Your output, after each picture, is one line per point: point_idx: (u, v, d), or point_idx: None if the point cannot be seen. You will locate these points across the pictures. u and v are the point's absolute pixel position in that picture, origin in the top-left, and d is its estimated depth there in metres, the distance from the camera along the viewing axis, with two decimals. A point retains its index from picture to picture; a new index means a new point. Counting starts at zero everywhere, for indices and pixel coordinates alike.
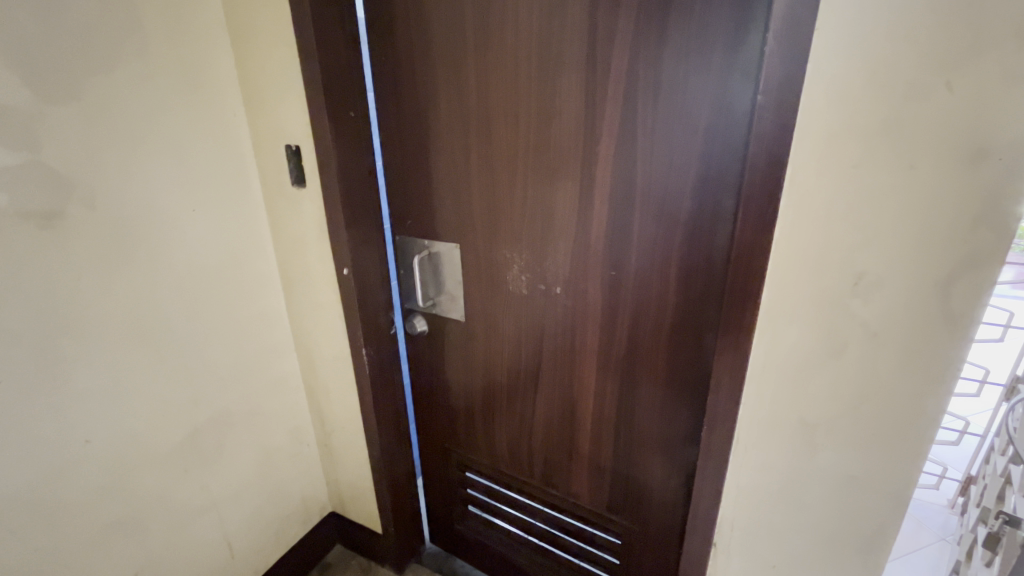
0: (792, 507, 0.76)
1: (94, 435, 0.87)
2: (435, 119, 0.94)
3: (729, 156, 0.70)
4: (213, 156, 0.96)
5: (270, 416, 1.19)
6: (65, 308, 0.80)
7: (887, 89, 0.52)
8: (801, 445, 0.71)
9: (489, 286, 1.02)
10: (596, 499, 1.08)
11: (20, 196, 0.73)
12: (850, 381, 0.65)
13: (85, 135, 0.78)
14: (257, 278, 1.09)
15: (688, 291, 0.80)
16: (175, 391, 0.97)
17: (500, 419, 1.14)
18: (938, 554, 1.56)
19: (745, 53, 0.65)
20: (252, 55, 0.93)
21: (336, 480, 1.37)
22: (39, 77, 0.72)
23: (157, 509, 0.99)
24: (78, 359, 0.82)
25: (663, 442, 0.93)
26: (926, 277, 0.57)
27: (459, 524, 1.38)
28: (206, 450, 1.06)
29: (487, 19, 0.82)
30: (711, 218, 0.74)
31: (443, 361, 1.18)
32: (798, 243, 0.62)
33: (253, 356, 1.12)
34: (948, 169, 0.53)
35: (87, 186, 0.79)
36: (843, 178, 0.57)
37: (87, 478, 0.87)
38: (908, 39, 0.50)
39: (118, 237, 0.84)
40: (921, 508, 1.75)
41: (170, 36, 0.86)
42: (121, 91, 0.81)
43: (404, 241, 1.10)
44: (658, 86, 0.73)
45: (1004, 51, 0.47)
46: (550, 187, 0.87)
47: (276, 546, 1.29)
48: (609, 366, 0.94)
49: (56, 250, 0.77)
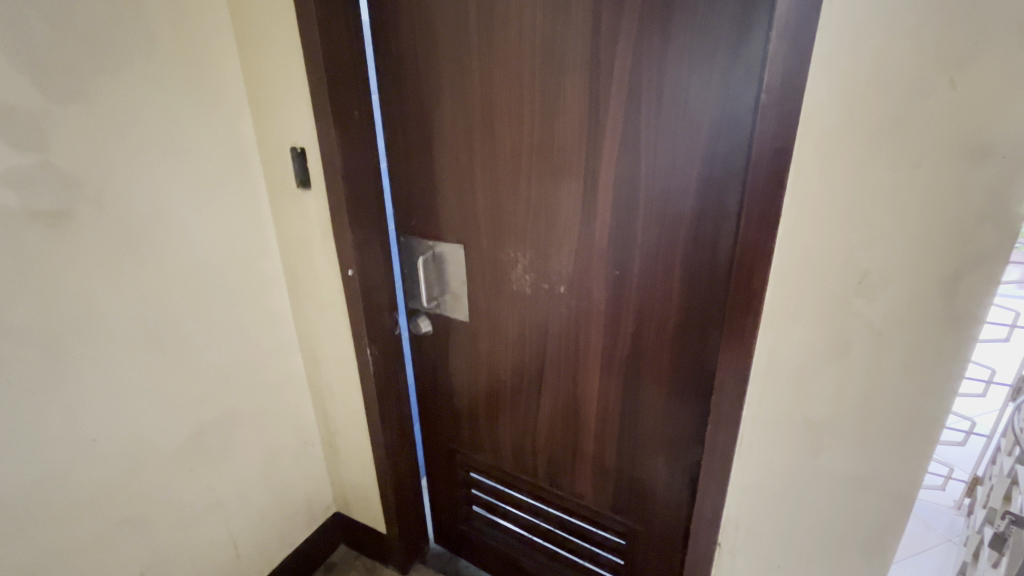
0: (797, 507, 0.76)
1: (102, 434, 0.87)
2: (440, 120, 0.95)
3: (733, 155, 0.71)
4: (220, 158, 0.97)
5: (276, 415, 1.20)
6: (73, 308, 0.81)
7: (889, 88, 0.53)
8: (805, 444, 0.71)
9: (494, 285, 1.02)
10: (600, 498, 1.08)
11: (30, 197, 0.74)
12: (853, 380, 0.65)
13: (93, 137, 0.79)
14: (262, 279, 1.10)
15: (692, 290, 0.80)
16: (182, 391, 0.98)
17: (504, 419, 1.14)
18: (945, 555, 1.55)
19: (749, 52, 0.66)
20: (258, 57, 0.94)
21: (341, 479, 1.38)
22: (49, 80, 0.73)
23: (163, 507, 0.99)
24: (86, 359, 0.83)
25: (668, 442, 0.93)
26: (930, 275, 0.57)
27: (463, 524, 1.38)
28: (212, 450, 1.06)
29: (491, 20, 0.82)
30: (715, 217, 0.75)
31: (447, 361, 1.18)
32: (801, 242, 0.62)
33: (258, 357, 1.12)
34: (951, 167, 0.53)
35: (95, 187, 0.80)
36: (846, 176, 0.57)
37: (94, 477, 0.88)
38: (910, 38, 0.50)
39: (126, 238, 0.85)
40: (927, 509, 1.74)
41: (178, 39, 0.87)
42: (129, 94, 0.82)
43: (408, 241, 1.10)
44: (662, 85, 0.73)
45: (1008, 49, 0.48)
46: (554, 187, 0.88)
47: (281, 546, 1.29)
48: (614, 365, 0.94)
49: (65, 251, 0.78)
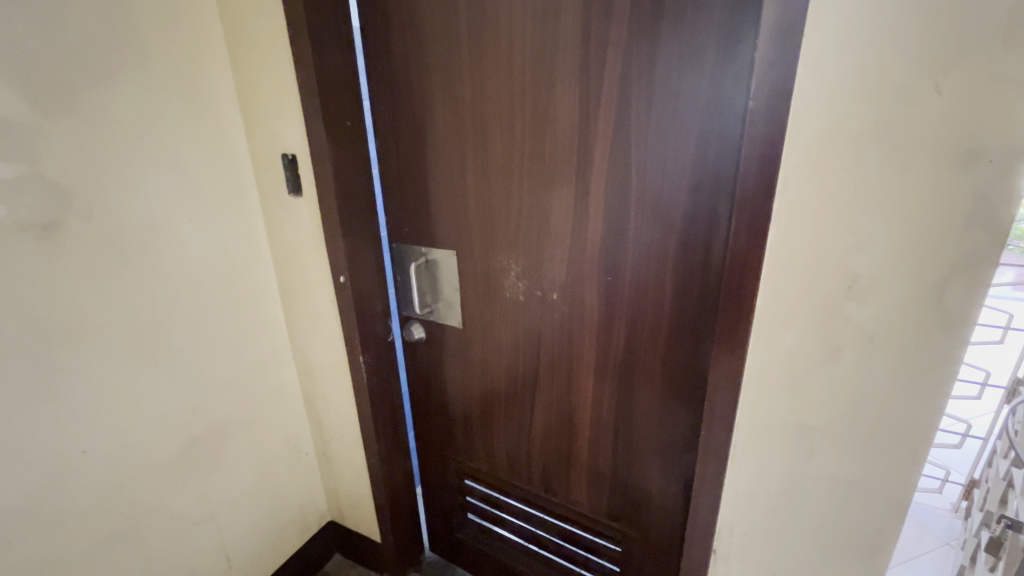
0: (791, 513, 0.75)
1: (91, 445, 0.86)
2: (431, 128, 0.95)
3: (724, 161, 0.70)
4: (210, 166, 0.96)
5: (269, 424, 1.19)
6: (62, 319, 0.80)
7: (878, 94, 0.53)
8: (800, 450, 0.71)
9: (487, 292, 1.02)
10: (595, 505, 1.07)
11: (17, 209, 0.73)
12: (847, 385, 0.65)
13: (82, 147, 0.79)
14: (254, 287, 1.09)
15: (684, 296, 0.80)
16: (173, 401, 0.97)
17: (499, 426, 1.14)
18: (942, 559, 1.54)
19: (738, 59, 0.66)
20: (249, 65, 0.94)
21: (335, 488, 1.36)
22: (37, 90, 0.73)
23: (154, 519, 0.98)
24: (75, 370, 0.82)
25: (662, 449, 0.92)
26: (922, 279, 0.57)
27: (459, 533, 1.37)
28: (204, 460, 1.05)
29: (481, 26, 0.83)
30: (706, 222, 0.74)
31: (441, 368, 1.17)
32: (793, 246, 0.61)
33: (250, 366, 1.11)
34: (941, 170, 0.53)
35: (85, 197, 0.80)
36: (835, 181, 0.57)
37: (83, 488, 0.86)
38: (896, 43, 0.51)
39: (116, 248, 0.84)
40: (923, 512, 1.74)
41: (168, 48, 0.87)
42: (118, 103, 0.82)
43: (402, 248, 1.10)
44: (652, 92, 0.73)
45: (992, 54, 0.48)
46: (546, 193, 0.87)
47: (274, 556, 1.28)
48: (607, 372, 0.93)
49: (55, 261, 0.78)
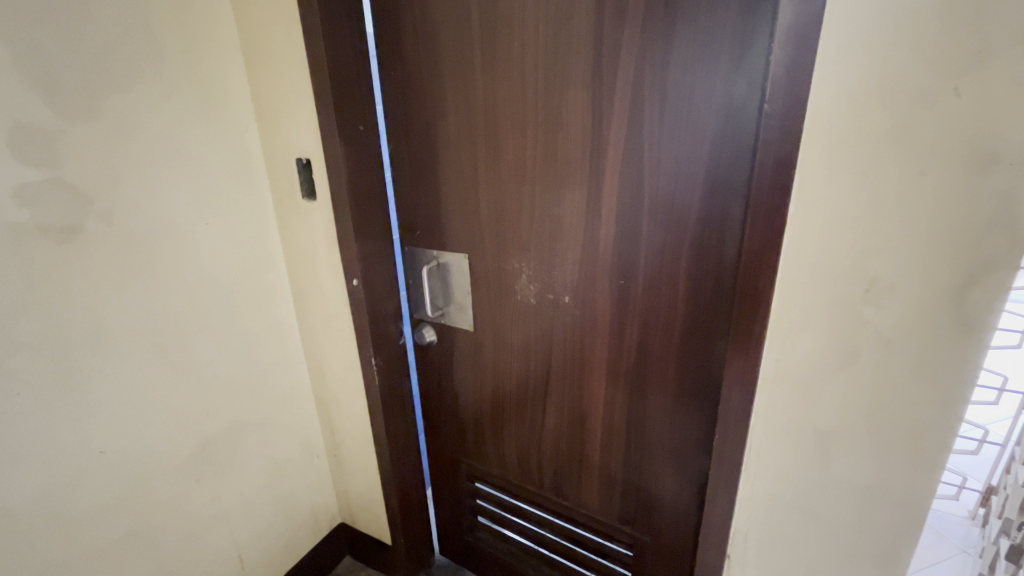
0: (806, 517, 0.74)
1: (108, 446, 0.87)
2: (444, 132, 0.96)
3: (737, 163, 0.70)
4: (225, 170, 0.97)
5: (281, 425, 1.20)
6: (81, 321, 0.81)
7: (893, 97, 0.53)
8: (815, 455, 0.70)
9: (499, 294, 1.02)
10: (606, 508, 1.07)
11: (40, 212, 0.74)
12: (863, 389, 0.64)
13: (101, 151, 0.80)
14: (268, 290, 1.10)
15: (698, 298, 0.80)
16: (188, 402, 0.98)
17: (510, 429, 1.14)
18: (960, 567, 1.51)
19: (751, 60, 0.66)
20: (264, 69, 0.95)
21: (346, 490, 1.37)
22: (59, 96, 0.74)
23: (170, 518, 0.99)
24: (94, 371, 0.84)
25: (675, 452, 0.92)
26: (939, 283, 0.57)
27: (470, 536, 1.37)
28: (217, 460, 1.06)
29: (495, 30, 0.83)
30: (720, 225, 0.74)
31: (452, 370, 1.17)
32: (809, 249, 0.61)
33: (264, 367, 1.12)
34: (958, 173, 0.53)
35: (104, 201, 0.81)
36: (852, 182, 0.57)
37: (100, 488, 0.87)
38: (915, 44, 0.50)
39: (134, 251, 0.86)
40: (941, 519, 1.71)
41: (185, 55, 0.88)
42: (137, 109, 0.83)
43: (414, 250, 1.11)
44: (665, 94, 0.73)
45: (1013, 55, 0.47)
46: (558, 196, 0.88)
47: (286, 558, 1.28)
48: (620, 374, 0.93)
49: (75, 264, 0.79)
